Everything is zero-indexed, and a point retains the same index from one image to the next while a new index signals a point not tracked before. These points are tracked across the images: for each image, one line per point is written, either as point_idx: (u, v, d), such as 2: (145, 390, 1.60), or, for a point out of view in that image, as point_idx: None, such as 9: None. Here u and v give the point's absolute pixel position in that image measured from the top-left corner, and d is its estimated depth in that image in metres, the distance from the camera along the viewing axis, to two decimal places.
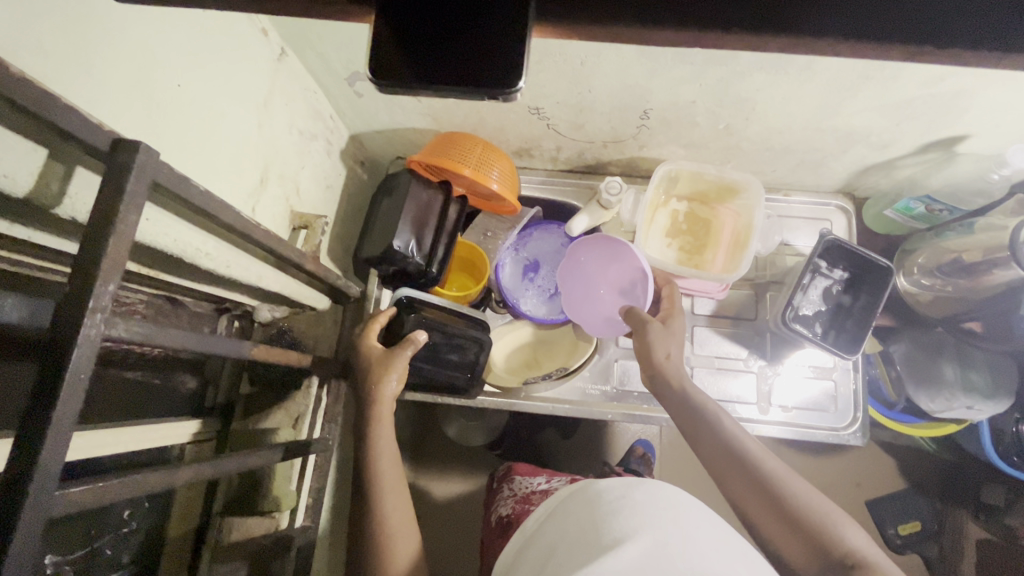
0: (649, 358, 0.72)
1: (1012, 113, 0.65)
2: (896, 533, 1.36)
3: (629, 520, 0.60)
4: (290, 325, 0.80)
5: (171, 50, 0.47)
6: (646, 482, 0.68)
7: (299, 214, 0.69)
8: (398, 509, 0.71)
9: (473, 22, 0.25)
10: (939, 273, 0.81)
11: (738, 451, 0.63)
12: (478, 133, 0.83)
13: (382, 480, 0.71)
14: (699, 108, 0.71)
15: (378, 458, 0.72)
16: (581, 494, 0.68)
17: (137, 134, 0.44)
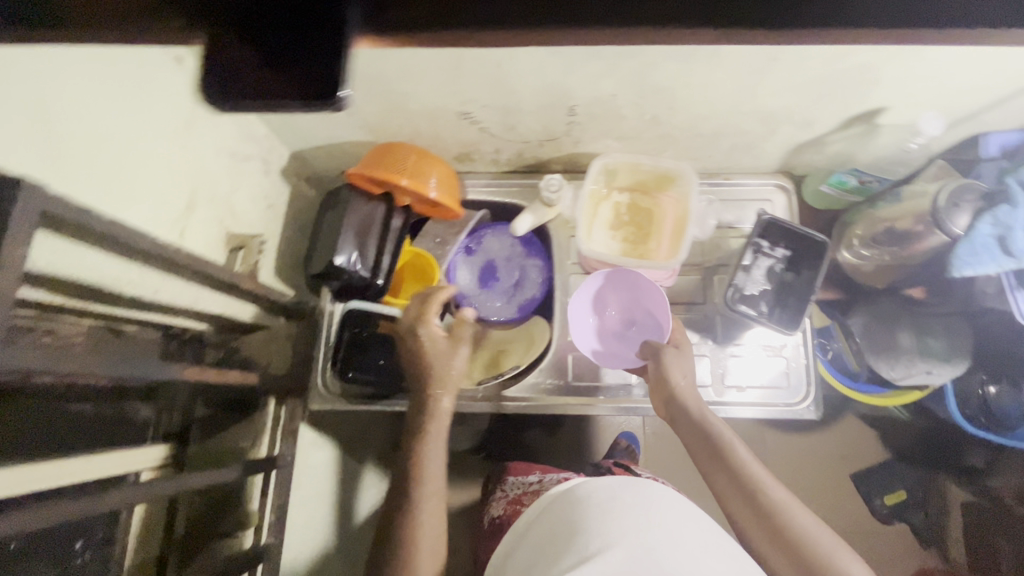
0: (664, 384, 0.74)
1: (921, 82, 0.66)
2: (881, 504, 1.38)
3: (618, 521, 0.62)
4: (242, 346, 0.81)
5: (71, 87, 0.47)
6: (634, 482, 0.71)
7: (236, 236, 0.70)
8: (432, 516, 0.69)
9: (299, 39, 0.26)
10: (879, 242, 0.82)
11: (748, 482, 0.66)
12: (414, 141, 0.84)
13: (421, 484, 0.70)
14: (622, 100, 0.72)
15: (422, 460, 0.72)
16: (567, 493, 0.71)
17: (37, 173, 0.44)
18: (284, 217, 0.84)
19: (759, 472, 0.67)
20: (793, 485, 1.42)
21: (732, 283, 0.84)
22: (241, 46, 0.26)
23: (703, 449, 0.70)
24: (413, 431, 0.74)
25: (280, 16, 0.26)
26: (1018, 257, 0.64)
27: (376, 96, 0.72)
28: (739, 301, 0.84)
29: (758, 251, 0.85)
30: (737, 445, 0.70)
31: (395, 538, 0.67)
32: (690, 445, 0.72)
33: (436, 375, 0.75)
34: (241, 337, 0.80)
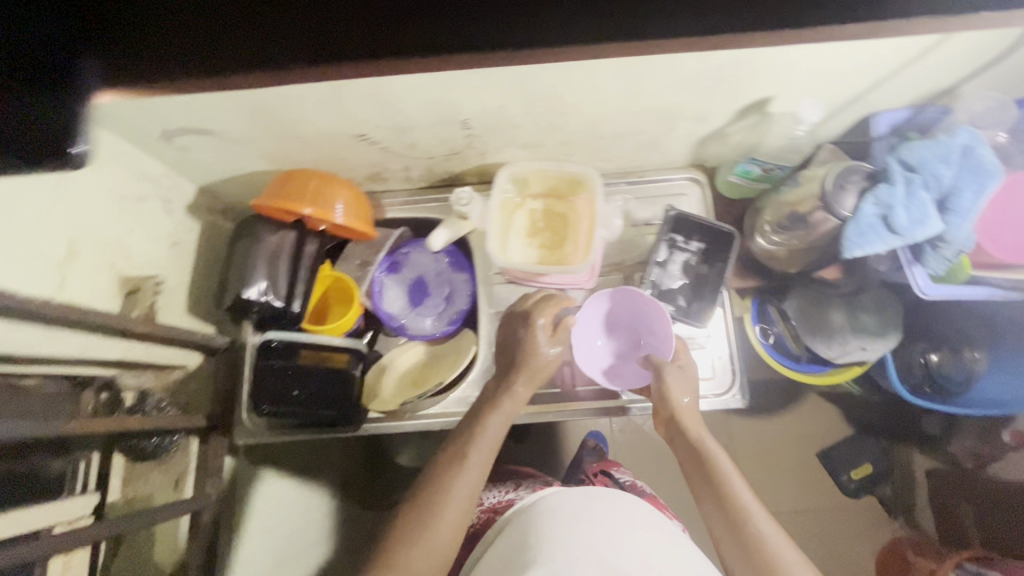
0: (665, 403, 0.75)
1: (795, 71, 0.68)
2: (849, 478, 1.40)
3: (589, 534, 0.66)
4: (153, 390, 0.78)
5: None
6: (604, 494, 0.75)
7: (129, 279, 0.70)
8: (466, 486, 0.65)
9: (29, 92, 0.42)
10: (786, 226, 0.81)
11: (734, 516, 0.65)
12: (320, 166, 0.84)
13: (468, 455, 0.66)
14: (512, 111, 0.73)
15: (477, 431, 0.68)
16: (537, 502, 0.75)
17: None
18: (193, 253, 0.83)
19: (751, 507, 0.66)
20: (760, 469, 1.44)
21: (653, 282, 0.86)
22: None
23: (697, 472, 0.71)
24: (481, 402, 0.72)
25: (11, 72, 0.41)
26: (901, 234, 0.65)
27: (265, 126, 0.72)
28: (660, 299, 0.86)
29: (675, 246, 0.86)
30: (733, 477, 0.68)
31: (418, 499, 0.65)
32: (685, 466, 0.72)
33: (529, 358, 0.73)
34: (154, 380, 0.78)
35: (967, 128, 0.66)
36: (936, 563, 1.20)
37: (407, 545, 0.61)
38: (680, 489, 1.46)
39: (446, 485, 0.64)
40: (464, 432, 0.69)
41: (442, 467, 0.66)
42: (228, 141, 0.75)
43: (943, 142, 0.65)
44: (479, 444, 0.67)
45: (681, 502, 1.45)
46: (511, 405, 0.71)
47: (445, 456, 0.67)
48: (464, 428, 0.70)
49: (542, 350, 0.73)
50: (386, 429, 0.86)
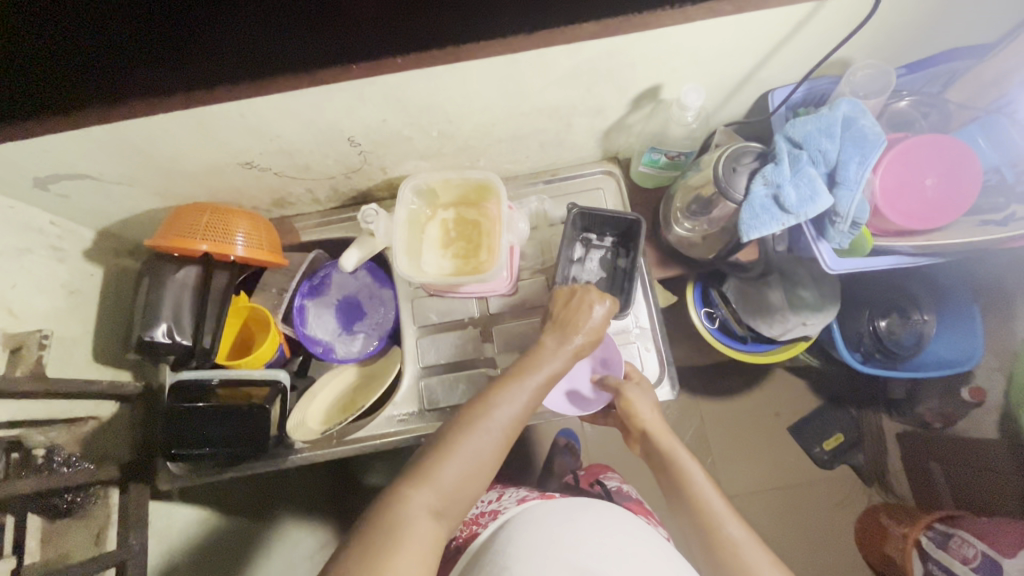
0: (632, 420, 0.77)
1: (671, 58, 0.67)
2: (822, 450, 1.40)
3: (573, 549, 0.65)
4: (58, 445, 0.74)
5: None
6: (586, 505, 0.74)
7: (12, 336, 0.67)
8: (515, 413, 0.61)
9: None
10: (697, 213, 0.81)
11: (703, 518, 0.67)
12: (218, 197, 0.82)
13: (522, 392, 0.62)
14: (396, 124, 0.71)
15: (532, 370, 0.64)
16: (517, 518, 0.73)
17: None
18: (95, 300, 0.80)
19: (720, 508, 0.67)
20: (732, 452, 1.43)
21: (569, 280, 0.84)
22: None
23: (670, 484, 0.72)
24: (544, 341, 0.68)
25: None
26: (793, 212, 0.64)
27: (144, 165, 0.70)
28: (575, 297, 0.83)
29: (587, 247, 0.86)
30: (700, 480, 0.70)
31: (462, 416, 0.60)
32: (660, 480, 0.74)
33: (594, 316, 0.70)
34: (61, 434, 0.75)
35: (850, 99, 0.65)
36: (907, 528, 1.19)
37: (450, 462, 0.56)
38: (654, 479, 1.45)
39: (494, 413, 0.60)
40: (517, 371, 0.65)
41: (487, 399, 0.61)
42: (111, 183, 0.73)
43: (825, 115, 0.64)
44: (534, 385, 0.63)
45: (657, 493, 1.44)
46: (566, 358, 0.67)
47: (492, 391, 0.63)
48: (516, 367, 0.65)
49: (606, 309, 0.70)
50: (314, 458, 0.83)
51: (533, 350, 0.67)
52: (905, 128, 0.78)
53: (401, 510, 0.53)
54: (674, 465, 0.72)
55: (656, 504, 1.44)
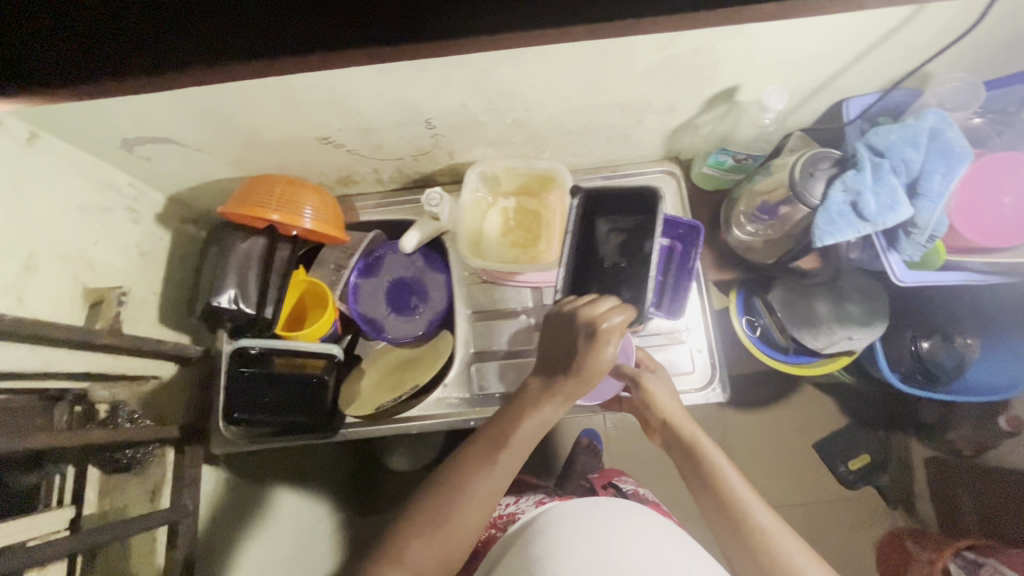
0: (649, 408, 0.77)
1: (758, 58, 0.67)
2: (846, 470, 1.37)
3: (593, 537, 0.66)
4: (126, 400, 0.77)
5: None
6: (604, 500, 0.75)
7: (94, 290, 0.69)
8: (487, 485, 0.60)
9: None
10: (759, 218, 0.81)
11: (732, 512, 0.65)
12: (288, 171, 0.83)
13: (498, 457, 0.60)
14: (474, 108, 0.72)
15: (510, 431, 0.61)
16: (541, 518, 0.75)
17: None
18: (162, 262, 0.82)
19: (749, 502, 0.65)
20: (758, 464, 1.41)
21: (569, 258, 0.69)
22: None
23: (693, 473, 0.70)
24: (524, 394, 0.64)
25: None
26: (871, 221, 0.64)
27: (227, 133, 0.72)
28: (568, 281, 0.69)
29: (608, 227, 0.69)
30: (726, 471, 0.68)
31: (434, 488, 0.60)
32: (682, 468, 0.72)
33: (579, 362, 0.60)
34: (127, 390, 0.78)
35: (936, 109, 0.64)
36: (934, 553, 1.18)
37: (425, 542, 0.57)
38: (675, 485, 1.44)
39: (467, 485, 0.59)
40: (495, 432, 0.62)
41: (465, 467, 0.60)
42: (192, 149, 0.74)
43: (911, 126, 0.64)
44: (511, 448, 0.60)
45: (679, 500, 1.43)
46: (550, 411, 0.62)
47: (471, 453, 0.62)
48: (494, 425, 0.63)
49: (592, 355, 0.60)
50: (364, 433, 0.85)
51: (516, 402, 0.64)
52: (977, 145, 0.76)
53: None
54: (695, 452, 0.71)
55: (678, 510, 1.43)
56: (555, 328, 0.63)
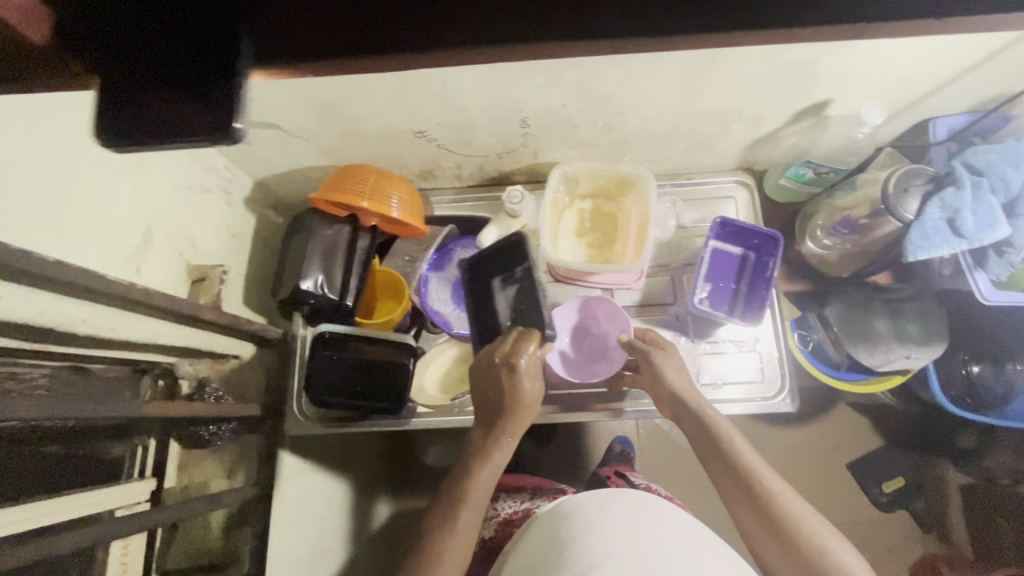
0: (660, 382, 0.75)
1: (860, 73, 0.68)
2: (881, 492, 1.32)
3: (605, 531, 0.66)
4: (212, 378, 0.80)
5: (13, 133, 0.47)
6: (619, 492, 0.75)
7: (196, 267, 0.71)
8: (464, 532, 0.65)
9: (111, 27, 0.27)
10: (838, 231, 0.83)
11: (764, 507, 0.63)
12: (375, 162, 0.85)
13: (460, 511, 0.65)
14: (571, 109, 0.74)
15: (467, 486, 0.67)
16: (556, 512, 0.75)
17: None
18: (249, 245, 0.84)
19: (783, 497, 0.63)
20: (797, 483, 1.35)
21: (473, 325, 0.76)
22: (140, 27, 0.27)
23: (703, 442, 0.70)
24: (470, 446, 0.70)
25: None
26: (968, 238, 0.65)
27: (330, 122, 0.74)
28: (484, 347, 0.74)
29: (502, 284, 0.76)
30: (755, 465, 0.66)
31: (423, 544, 0.65)
32: (693, 439, 0.72)
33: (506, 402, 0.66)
34: (211, 368, 0.80)
35: None
36: None
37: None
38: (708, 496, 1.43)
39: (448, 532, 0.64)
40: (456, 488, 0.67)
41: (442, 520, 0.65)
42: (292, 136, 0.76)
43: (1012, 147, 0.66)
44: (471, 502, 0.66)
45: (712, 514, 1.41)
46: (499, 456, 0.68)
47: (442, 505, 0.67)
48: (457, 478, 0.68)
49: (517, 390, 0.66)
50: (433, 423, 0.86)
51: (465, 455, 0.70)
52: None
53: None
54: (705, 420, 0.70)
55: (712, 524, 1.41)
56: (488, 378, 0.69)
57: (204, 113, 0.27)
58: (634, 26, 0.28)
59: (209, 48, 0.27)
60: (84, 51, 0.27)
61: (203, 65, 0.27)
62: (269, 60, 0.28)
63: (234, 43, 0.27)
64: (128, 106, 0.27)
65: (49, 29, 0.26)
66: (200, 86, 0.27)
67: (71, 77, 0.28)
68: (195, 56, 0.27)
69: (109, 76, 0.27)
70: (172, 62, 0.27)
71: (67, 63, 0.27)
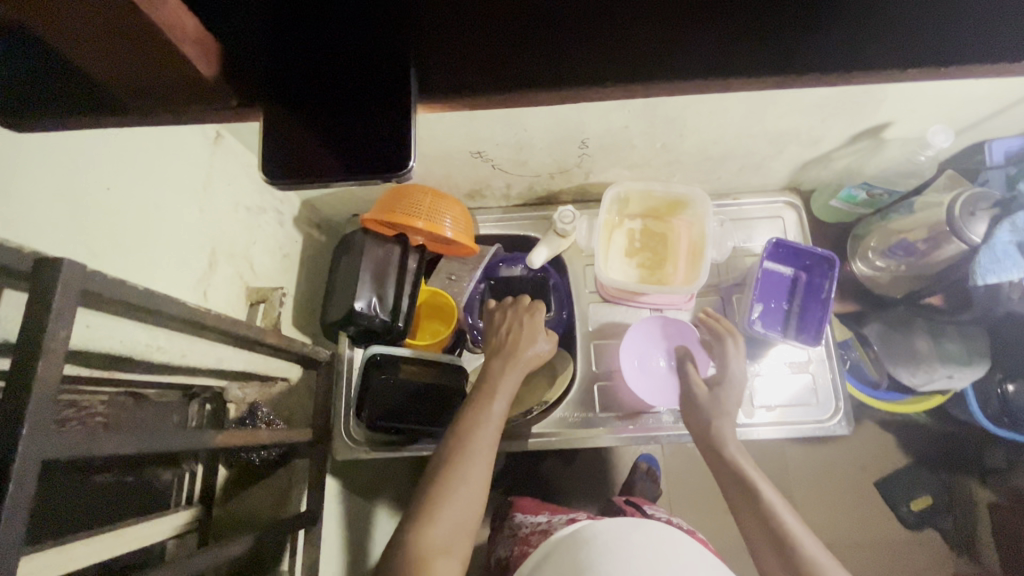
0: (694, 422, 0.75)
1: (927, 98, 0.68)
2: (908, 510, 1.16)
3: (624, 564, 0.64)
4: (261, 402, 0.78)
5: (107, 162, 0.47)
6: (640, 523, 0.72)
7: (255, 289, 0.70)
8: (484, 451, 0.66)
9: (280, 73, 0.26)
10: (891, 254, 0.85)
11: (790, 556, 0.62)
12: (425, 182, 0.85)
13: (480, 431, 0.68)
14: (633, 131, 0.73)
15: (486, 403, 0.71)
16: (573, 537, 0.72)
17: (91, 260, 0.45)
18: (297, 265, 0.83)
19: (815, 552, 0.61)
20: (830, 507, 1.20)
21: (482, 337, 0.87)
22: (303, 74, 0.26)
23: (736, 490, 0.69)
24: (485, 374, 0.75)
25: (296, 37, 0.26)
26: None
27: None
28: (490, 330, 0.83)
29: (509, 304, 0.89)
30: (784, 515, 0.65)
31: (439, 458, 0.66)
32: (724, 487, 0.71)
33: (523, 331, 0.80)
34: (261, 392, 0.78)
35: None
36: None
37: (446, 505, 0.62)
38: None
39: (470, 451, 0.66)
40: (473, 410, 0.70)
41: (458, 439, 0.67)
42: None
43: None
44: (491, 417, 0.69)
45: None
46: (512, 376, 0.75)
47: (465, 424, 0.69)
48: (470, 407, 0.71)
49: (532, 325, 0.80)
50: None
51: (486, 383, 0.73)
52: None
53: (419, 555, 0.58)
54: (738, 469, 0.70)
55: None
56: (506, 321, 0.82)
57: (373, 145, 0.27)
58: (817, 56, 0.27)
59: (369, 84, 0.27)
60: (245, 85, 0.27)
61: (371, 99, 0.27)
62: (430, 94, 0.28)
63: (404, 77, 0.27)
64: (294, 148, 0.27)
65: (216, 65, 0.26)
66: (371, 125, 0.27)
67: (233, 108, 0.28)
68: (355, 90, 0.27)
69: (274, 115, 0.27)
70: (339, 98, 0.27)
71: (230, 93, 0.27)
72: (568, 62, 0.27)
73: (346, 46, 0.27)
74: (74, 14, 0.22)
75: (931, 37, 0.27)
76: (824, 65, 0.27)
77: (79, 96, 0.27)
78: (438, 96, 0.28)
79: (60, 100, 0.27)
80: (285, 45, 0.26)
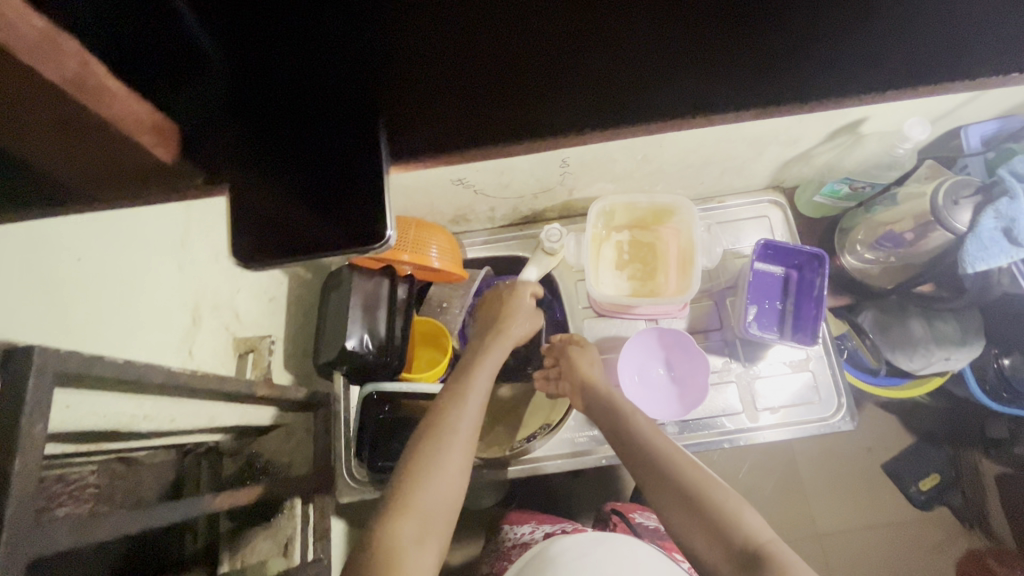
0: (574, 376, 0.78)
1: None
2: (917, 489, 1.16)
3: None
4: (259, 449, 0.77)
5: (85, 237, 0.46)
6: (606, 536, 0.71)
7: (243, 340, 0.69)
8: (468, 422, 0.66)
9: (249, 152, 0.26)
10: (880, 246, 0.85)
11: (696, 497, 0.61)
12: (410, 211, 0.84)
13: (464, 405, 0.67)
14: (613, 146, 0.73)
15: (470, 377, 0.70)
16: (538, 554, 0.71)
17: (64, 344, 0.44)
18: (286, 308, 0.82)
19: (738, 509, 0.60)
20: (843, 497, 1.19)
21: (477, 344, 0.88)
22: (275, 156, 0.26)
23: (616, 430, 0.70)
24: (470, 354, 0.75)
25: (271, 113, 0.26)
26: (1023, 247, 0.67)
27: None
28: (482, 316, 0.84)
29: None
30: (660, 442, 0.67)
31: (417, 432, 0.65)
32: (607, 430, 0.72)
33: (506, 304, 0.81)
34: (256, 439, 0.76)
35: None
36: None
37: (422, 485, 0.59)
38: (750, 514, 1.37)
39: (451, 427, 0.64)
40: (454, 387, 0.70)
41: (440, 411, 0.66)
42: None
43: None
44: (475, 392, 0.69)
45: None
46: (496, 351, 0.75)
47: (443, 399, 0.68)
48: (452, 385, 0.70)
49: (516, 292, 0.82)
50: (490, 476, 0.82)
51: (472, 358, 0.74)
52: None
53: (387, 536, 0.55)
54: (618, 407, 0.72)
55: None
56: (487, 307, 0.84)
57: (348, 221, 0.25)
58: (802, 84, 0.26)
59: (344, 159, 0.26)
60: (212, 167, 0.26)
61: (345, 176, 0.26)
62: (414, 159, 0.27)
63: (375, 149, 0.26)
64: (259, 230, 0.26)
65: (175, 148, 0.25)
66: (339, 200, 0.26)
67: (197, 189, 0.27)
68: (332, 169, 0.26)
69: (246, 193, 0.26)
70: (310, 172, 0.26)
71: (192, 176, 0.26)
72: (547, 115, 0.26)
73: (318, 120, 0.26)
74: (11, 113, 0.20)
75: (913, 61, 0.26)
76: (812, 92, 0.26)
77: (42, 192, 0.26)
78: (409, 162, 0.27)
79: (9, 195, 0.26)
80: (256, 122, 0.26)
